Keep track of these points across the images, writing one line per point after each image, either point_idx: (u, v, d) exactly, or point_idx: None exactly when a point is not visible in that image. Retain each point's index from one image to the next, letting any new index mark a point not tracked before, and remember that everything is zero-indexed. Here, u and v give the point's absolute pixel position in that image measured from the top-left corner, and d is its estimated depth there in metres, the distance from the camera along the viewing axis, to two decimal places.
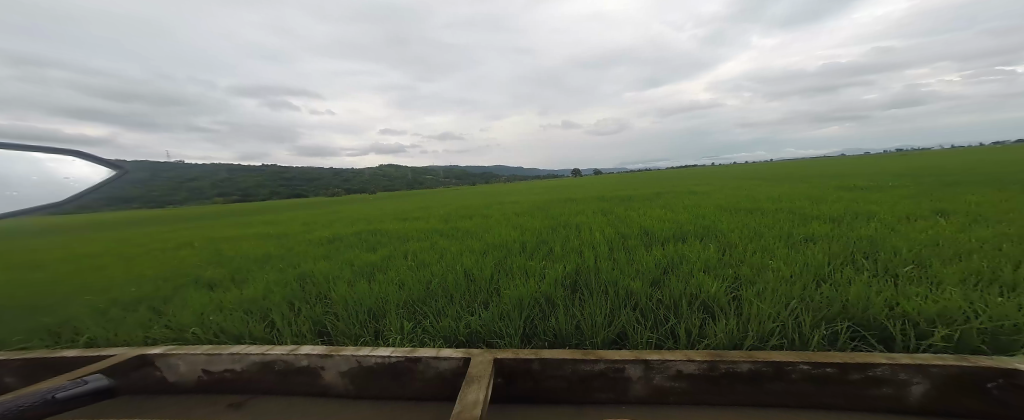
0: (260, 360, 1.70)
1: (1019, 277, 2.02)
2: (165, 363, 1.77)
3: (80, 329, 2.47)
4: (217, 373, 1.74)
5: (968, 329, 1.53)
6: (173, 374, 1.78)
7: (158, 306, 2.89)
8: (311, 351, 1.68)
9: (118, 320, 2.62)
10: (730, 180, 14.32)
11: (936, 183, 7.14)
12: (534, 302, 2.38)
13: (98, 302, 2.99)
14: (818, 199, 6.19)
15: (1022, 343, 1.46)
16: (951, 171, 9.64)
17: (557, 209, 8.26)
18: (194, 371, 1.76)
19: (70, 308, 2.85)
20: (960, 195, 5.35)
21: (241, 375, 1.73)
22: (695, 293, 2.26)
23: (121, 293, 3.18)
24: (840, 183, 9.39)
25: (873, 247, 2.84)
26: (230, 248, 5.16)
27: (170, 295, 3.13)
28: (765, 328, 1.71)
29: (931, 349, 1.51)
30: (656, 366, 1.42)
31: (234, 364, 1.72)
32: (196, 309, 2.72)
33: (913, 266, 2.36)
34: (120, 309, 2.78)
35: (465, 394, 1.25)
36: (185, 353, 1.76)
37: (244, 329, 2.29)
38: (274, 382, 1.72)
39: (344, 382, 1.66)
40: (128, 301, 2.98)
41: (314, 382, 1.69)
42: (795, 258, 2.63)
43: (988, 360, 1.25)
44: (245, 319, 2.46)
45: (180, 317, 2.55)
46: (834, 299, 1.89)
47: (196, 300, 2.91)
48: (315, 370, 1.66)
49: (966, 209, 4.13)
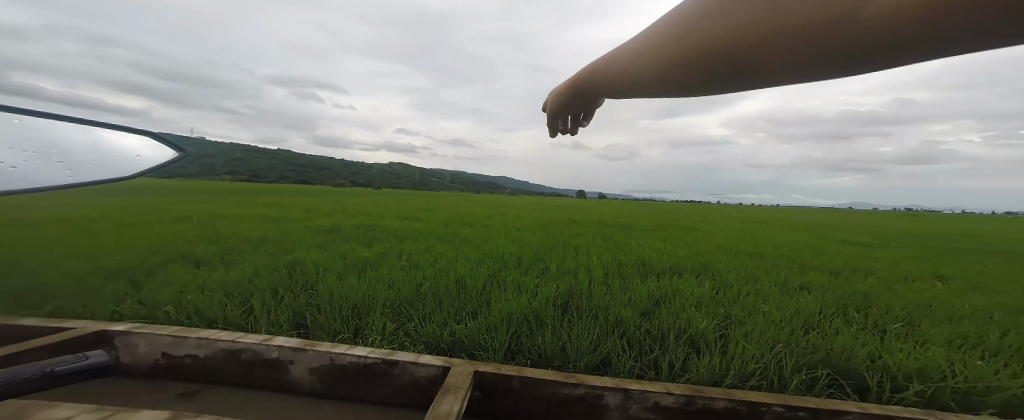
0: (227, 347, 1.70)
1: (1004, 344, 2.05)
2: (125, 342, 1.78)
3: (55, 294, 2.51)
4: (178, 357, 1.74)
5: (938, 387, 1.59)
6: (130, 354, 1.77)
7: (138, 279, 2.90)
8: (284, 344, 1.68)
9: (94, 290, 2.64)
10: (731, 220, 14.34)
11: (939, 247, 7.07)
12: (523, 319, 2.35)
13: (78, 268, 2.99)
14: (819, 249, 6.15)
15: (988, 404, 1.55)
16: (963, 234, 9.49)
17: (557, 228, 8.28)
18: (152, 353, 1.76)
19: (47, 273, 2.84)
20: (963, 261, 5.29)
21: (204, 361, 1.72)
22: (683, 327, 2.23)
23: (103, 262, 3.17)
24: (842, 236, 9.34)
25: (866, 301, 2.81)
26: (225, 227, 5.18)
27: (152, 269, 3.14)
28: (746, 367, 1.69)
29: (904, 402, 1.55)
30: (635, 396, 1.40)
31: (198, 349, 1.72)
32: (176, 285, 2.76)
33: (904, 324, 2.33)
34: (101, 279, 2.81)
35: (439, 404, 1.23)
36: (148, 333, 1.76)
37: (220, 312, 2.35)
38: (236, 373, 1.71)
39: (311, 380, 1.64)
40: (108, 272, 2.99)
41: (279, 377, 1.67)
42: (788, 304, 2.59)
43: (952, 417, 1.25)
44: (224, 302, 2.50)
45: (158, 293, 2.59)
46: (819, 345, 1.85)
47: (178, 277, 2.91)
48: (284, 364, 1.66)
49: (965, 276, 4.09)
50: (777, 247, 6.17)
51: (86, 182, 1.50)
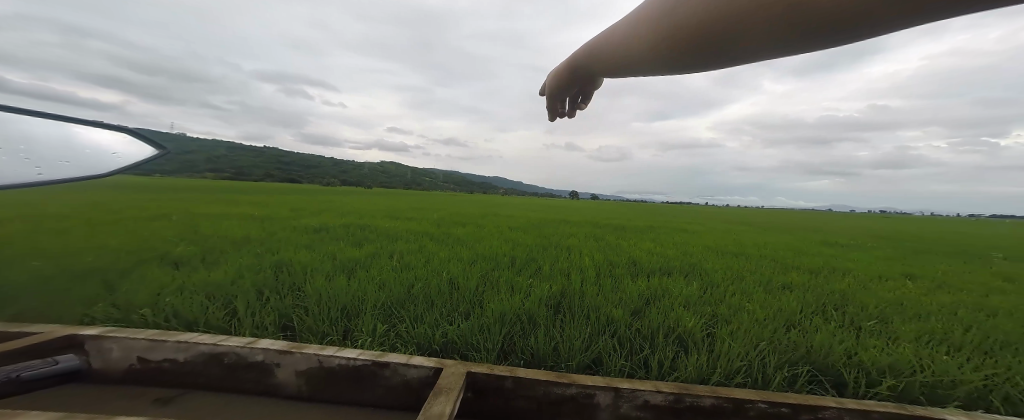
0: (209, 351, 1.67)
1: (969, 339, 2.16)
2: (96, 347, 1.72)
3: (23, 297, 2.41)
4: (155, 361, 1.70)
5: (911, 381, 1.66)
6: (100, 360, 1.72)
7: (112, 280, 2.81)
8: (269, 347, 1.66)
9: (66, 292, 2.54)
10: (717, 221, 14.62)
11: (913, 248, 7.36)
12: (516, 319, 2.37)
13: (51, 269, 2.88)
14: (800, 250, 6.34)
15: (952, 398, 1.62)
16: (933, 234, 9.96)
17: (548, 228, 8.33)
18: (127, 358, 1.71)
19: (19, 273, 2.74)
20: (933, 261, 5.53)
21: (184, 366, 1.69)
22: (672, 326, 2.28)
23: (78, 262, 3.07)
24: (822, 237, 9.63)
25: (844, 299, 2.91)
26: (209, 226, 5.06)
27: (129, 270, 3.05)
28: (732, 365, 1.74)
29: (878, 397, 1.62)
30: (625, 395, 1.43)
31: (178, 353, 1.69)
32: (153, 287, 2.70)
33: (877, 321, 2.43)
34: (73, 281, 2.70)
35: (430, 406, 1.24)
36: (122, 338, 1.71)
37: (200, 315, 2.31)
38: (218, 377, 1.68)
39: (298, 383, 1.63)
40: (82, 272, 2.89)
41: (264, 380, 1.66)
42: (771, 303, 2.67)
43: (922, 410, 1.31)
44: (206, 304, 2.45)
45: (133, 296, 2.53)
46: (801, 343, 1.92)
47: (156, 279, 2.84)
48: (269, 367, 1.64)
49: (936, 275, 4.28)
50: (760, 248, 6.34)
51: (55, 179, 1.45)
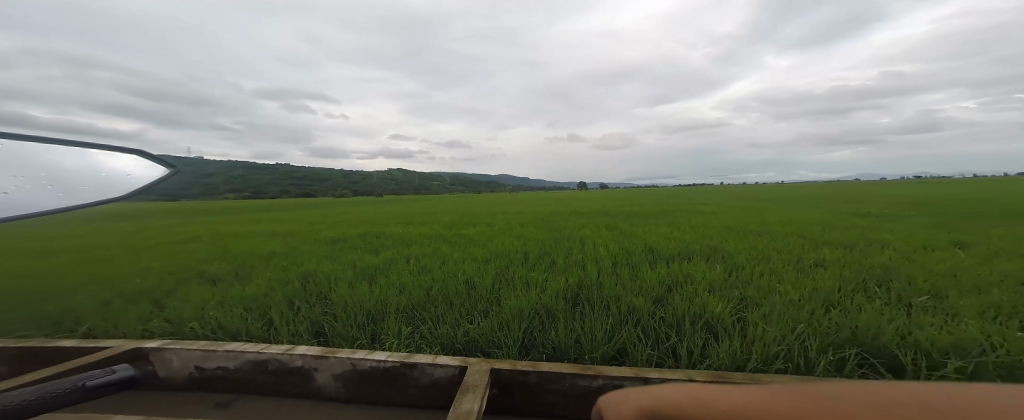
0: (255, 358, 1.70)
1: None
2: (159, 358, 1.78)
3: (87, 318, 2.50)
4: (210, 370, 1.75)
5: (982, 362, 1.53)
6: (164, 370, 1.78)
7: (160, 299, 2.90)
8: (307, 352, 1.68)
9: (120, 312, 2.64)
10: (737, 202, 14.16)
11: (956, 214, 6.93)
12: (534, 314, 2.35)
13: (105, 292, 3.02)
14: (831, 224, 6.08)
15: None
16: (974, 200, 9.39)
17: (563, 221, 8.26)
18: (186, 367, 1.76)
19: (76, 298, 2.89)
20: (982, 227, 5.20)
21: (234, 373, 1.73)
22: (699, 312, 2.22)
23: (126, 285, 3.20)
24: (852, 209, 9.20)
25: (888, 275, 2.78)
26: (235, 243, 5.18)
27: (171, 288, 3.15)
28: (769, 350, 1.67)
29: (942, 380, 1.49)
30: (655, 385, 1.39)
31: (228, 361, 1.73)
32: (197, 303, 2.76)
33: (928, 296, 2.30)
34: (122, 301, 2.81)
35: (459, 404, 1.23)
36: (180, 348, 1.77)
37: (243, 326, 2.33)
38: (266, 382, 1.71)
39: (336, 386, 1.65)
40: (131, 294, 3.00)
41: (306, 384, 1.68)
42: (805, 283, 2.58)
43: None
44: (245, 316, 2.48)
45: (179, 312, 2.57)
46: (843, 325, 1.86)
47: (196, 295, 2.92)
48: (308, 371, 1.66)
49: (989, 243, 4.01)
50: (788, 225, 6.10)
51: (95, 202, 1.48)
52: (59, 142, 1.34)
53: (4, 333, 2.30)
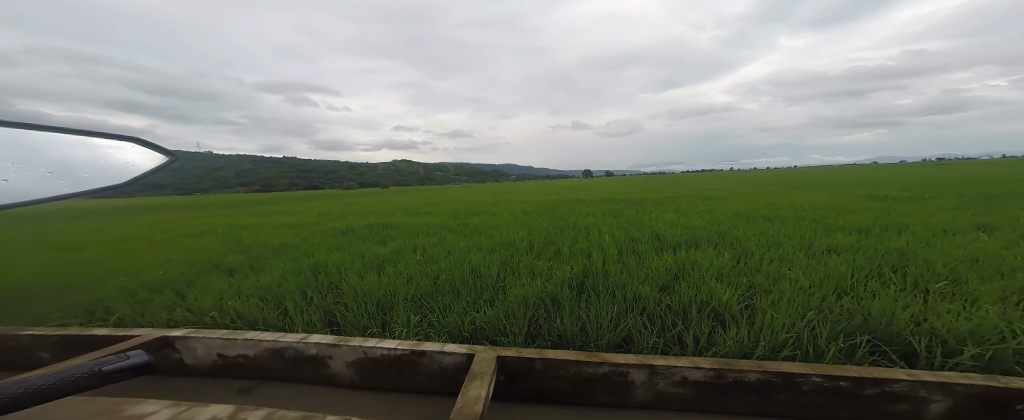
0: (272, 346, 1.73)
1: None
2: (184, 346, 1.82)
3: (115, 307, 2.58)
4: (231, 357, 1.79)
5: (1002, 349, 1.47)
6: (189, 357, 1.83)
7: (181, 289, 2.98)
8: (320, 340, 1.71)
9: (145, 302, 2.71)
10: (747, 187, 13.89)
11: (978, 197, 6.69)
12: (540, 302, 2.35)
13: (129, 283, 3.11)
14: (846, 209, 5.94)
15: None
16: (998, 182, 9.04)
17: (567, 209, 8.21)
18: (209, 355, 1.81)
19: (102, 289, 2.98)
20: (1005, 210, 5.02)
21: (254, 360, 1.77)
22: (705, 300, 2.19)
23: (148, 277, 3.28)
24: (867, 193, 8.96)
25: (904, 260, 2.71)
26: (248, 236, 5.28)
27: (191, 279, 3.23)
28: (777, 338, 1.65)
29: (958, 368, 1.45)
30: (661, 371, 1.38)
31: (247, 349, 1.76)
32: (217, 293, 2.82)
33: (946, 282, 2.24)
34: (146, 292, 2.89)
35: (467, 390, 1.23)
36: (202, 336, 1.81)
37: (260, 315, 2.36)
38: (284, 370, 1.75)
39: (349, 372, 1.68)
40: (154, 285, 3.08)
41: (321, 371, 1.71)
42: (816, 269, 2.54)
43: (1018, 381, 1.19)
44: (261, 306, 2.53)
45: (200, 302, 2.63)
46: (856, 313, 1.83)
47: (215, 286, 2.99)
48: (323, 359, 1.69)
49: (1013, 225, 3.88)
50: (799, 210, 5.98)
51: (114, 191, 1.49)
52: (76, 135, 1.35)
53: (39, 321, 2.38)
